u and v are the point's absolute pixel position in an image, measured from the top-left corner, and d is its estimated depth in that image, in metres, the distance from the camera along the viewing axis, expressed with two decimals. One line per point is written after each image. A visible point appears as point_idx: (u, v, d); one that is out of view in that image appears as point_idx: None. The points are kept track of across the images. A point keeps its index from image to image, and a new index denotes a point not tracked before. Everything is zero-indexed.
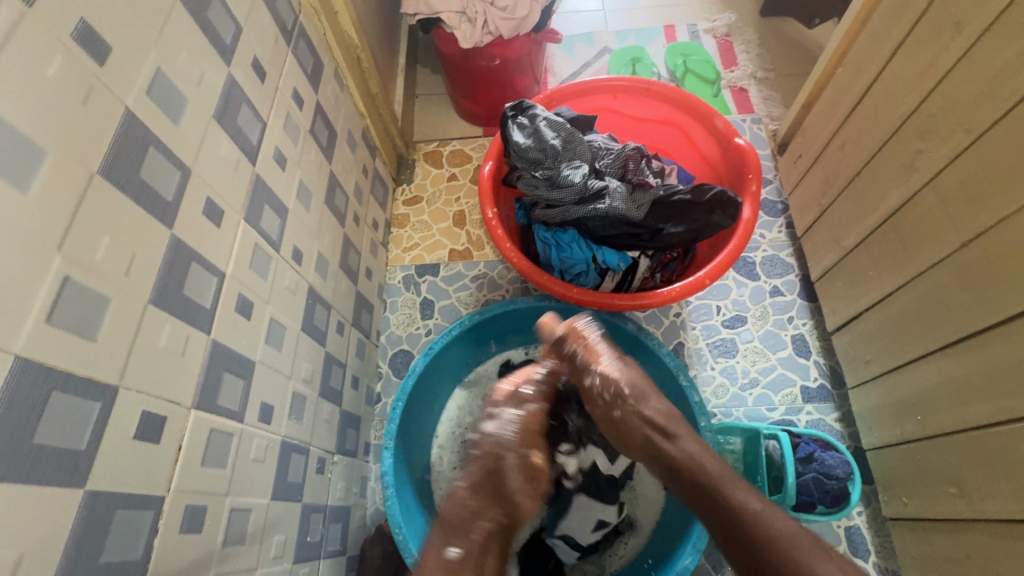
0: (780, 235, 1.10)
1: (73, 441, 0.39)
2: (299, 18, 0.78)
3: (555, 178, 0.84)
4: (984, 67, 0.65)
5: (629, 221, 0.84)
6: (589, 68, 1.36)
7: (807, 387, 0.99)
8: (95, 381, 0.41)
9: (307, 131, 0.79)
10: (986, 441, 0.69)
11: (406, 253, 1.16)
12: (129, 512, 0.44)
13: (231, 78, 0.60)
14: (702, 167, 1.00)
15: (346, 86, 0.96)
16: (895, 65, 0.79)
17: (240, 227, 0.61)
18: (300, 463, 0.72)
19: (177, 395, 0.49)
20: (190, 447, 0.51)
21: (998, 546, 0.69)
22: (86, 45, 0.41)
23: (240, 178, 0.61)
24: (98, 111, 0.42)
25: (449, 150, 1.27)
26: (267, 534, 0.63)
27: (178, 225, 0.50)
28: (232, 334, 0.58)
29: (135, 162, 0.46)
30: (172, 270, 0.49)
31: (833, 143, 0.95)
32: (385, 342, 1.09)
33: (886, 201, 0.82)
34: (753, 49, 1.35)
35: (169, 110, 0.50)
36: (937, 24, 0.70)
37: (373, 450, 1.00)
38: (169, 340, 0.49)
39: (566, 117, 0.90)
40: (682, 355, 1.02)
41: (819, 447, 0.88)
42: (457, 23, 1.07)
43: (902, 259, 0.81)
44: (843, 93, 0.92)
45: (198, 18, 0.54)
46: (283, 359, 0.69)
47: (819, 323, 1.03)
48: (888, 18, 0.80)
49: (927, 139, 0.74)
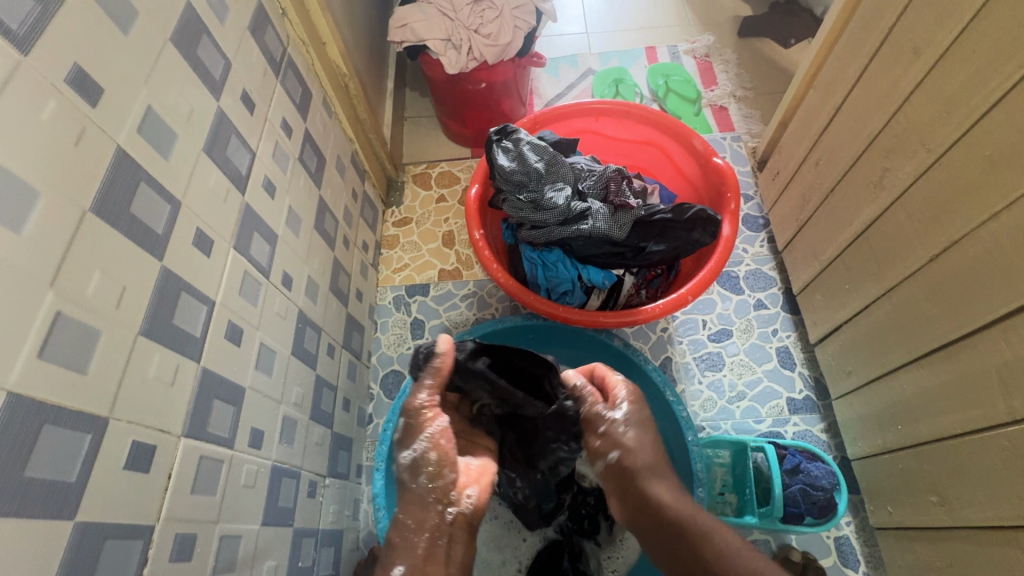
0: (762, 249, 1.13)
1: (63, 473, 0.40)
2: (288, 50, 0.81)
3: (539, 201, 0.86)
4: (940, 90, 0.68)
5: (612, 241, 0.87)
6: (573, 90, 1.40)
7: (793, 398, 1.00)
8: (86, 413, 0.42)
9: (296, 158, 0.81)
10: (962, 449, 0.71)
11: (396, 274, 1.18)
12: (118, 542, 0.44)
13: (220, 110, 0.62)
14: (683, 186, 1.03)
15: (335, 113, 0.98)
16: (861, 87, 0.82)
17: (230, 255, 0.62)
18: (291, 487, 0.73)
19: (167, 423, 0.50)
20: (180, 475, 0.51)
21: (979, 553, 0.70)
22: (79, 88, 0.43)
23: (229, 207, 0.62)
24: (89, 151, 0.43)
25: (438, 172, 1.30)
26: (258, 560, 0.63)
27: (168, 256, 0.52)
28: (221, 361, 0.59)
29: (126, 198, 0.47)
30: (161, 301, 0.50)
31: (808, 161, 0.98)
32: (376, 363, 1.09)
33: (859, 218, 0.85)
34: (731, 69, 1.40)
35: (159, 146, 0.51)
36: (897, 49, 0.74)
37: (365, 471, 1.00)
38: (158, 369, 0.49)
39: (550, 140, 0.93)
40: (670, 370, 1.04)
41: (805, 459, 0.89)
42: (443, 50, 1.10)
43: (876, 272, 0.83)
44: (815, 114, 0.95)
45: (188, 55, 0.56)
46: (273, 384, 0.70)
47: (802, 334, 1.05)
48: (853, 42, 0.84)
49: (892, 157, 0.77)
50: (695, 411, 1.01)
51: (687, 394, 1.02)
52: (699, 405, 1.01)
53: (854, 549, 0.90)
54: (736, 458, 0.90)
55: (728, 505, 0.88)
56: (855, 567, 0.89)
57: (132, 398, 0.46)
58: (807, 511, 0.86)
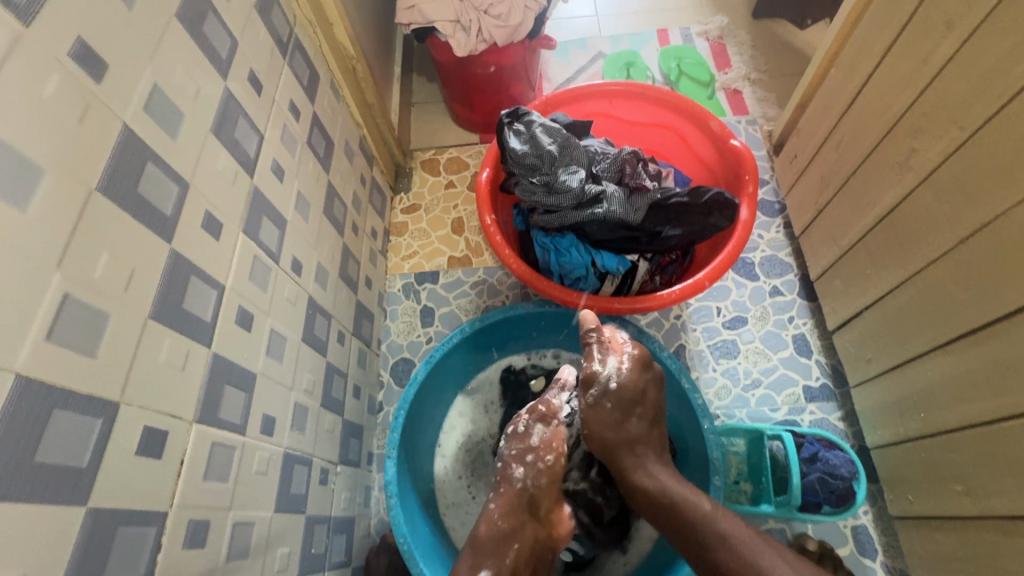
0: (778, 235, 1.11)
1: (74, 458, 0.39)
2: (295, 30, 0.79)
3: (552, 184, 0.84)
4: (973, 65, 0.65)
5: (627, 225, 0.85)
6: (583, 73, 1.37)
7: (809, 386, 0.99)
8: (96, 398, 0.41)
9: (305, 142, 0.80)
10: (990, 438, 0.69)
11: (405, 261, 1.17)
12: (131, 529, 0.43)
13: (227, 90, 0.60)
14: (699, 169, 1.00)
15: (342, 96, 0.96)
16: (887, 65, 0.79)
17: (240, 239, 0.61)
18: (303, 474, 0.72)
19: (179, 409, 0.49)
20: (192, 462, 0.50)
21: (1006, 544, 0.68)
22: (84, 63, 0.41)
23: (238, 190, 0.61)
24: (95, 128, 0.42)
25: (446, 157, 1.28)
26: (271, 547, 0.63)
27: (177, 238, 0.51)
28: (232, 347, 0.58)
29: (134, 178, 0.46)
30: (171, 285, 0.49)
31: (827, 144, 0.96)
32: (386, 351, 1.08)
33: (882, 201, 0.82)
34: (746, 51, 1.36)
35: (166, 125, 0.50)
36: (927, 24, 0.71)
37: (377, 460, 0.99)
38: (168, 354, 0.48)
39: (562, 122, 0.91)
40: (683, 358, 1.02)
41: (824, 447, 0.87)
42: (452, 31, 1.08)
43: (901, 256, 0.81)
44: (837, 94, 0.92)
45: (194, 32, 0.54)
46: (284, 371, 0.69)
47: (819, 322, 1.03)
48: (880, 17, 0.81)
49: (920, 137, 0.74)
50: (709, 399, 0.99)
51: (701, 381, 1.01)
52: (714, 392, 1.00)
53: (872, 538, 0.89)
54: (751, 446, 0.88)
55: (743, 493, 0.88)
56: (872, 557, 0.88)
57: (143, 383, 0.45)
58: (825, 500, 0.84)
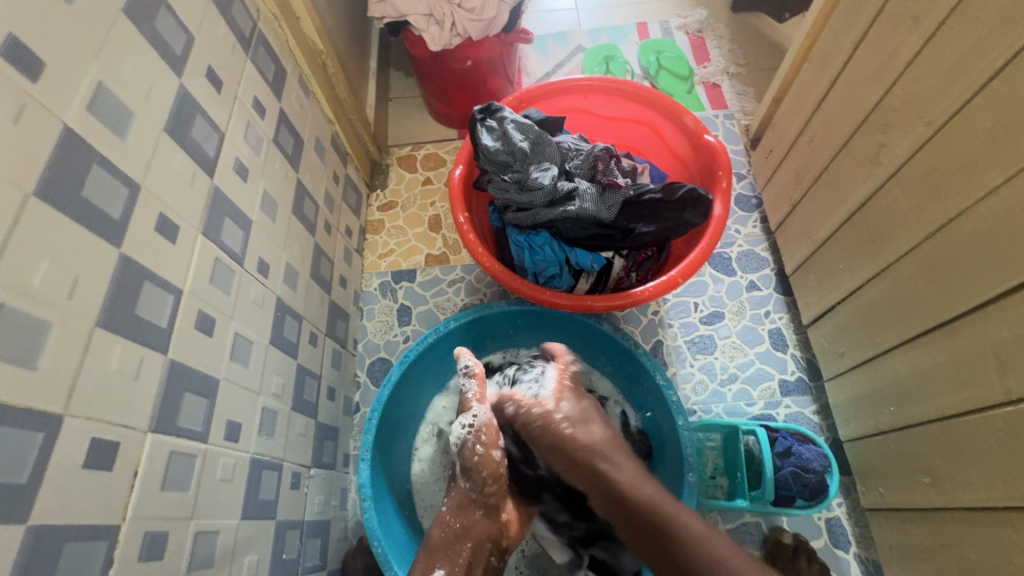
0: (755, 230, 1.11)
1: (12, 474, 0.37)
2: (259, 25, 0.76)
3: (524, 181, 0.84)
4: (939, 61, 0.66)
5: (600, 222, 0.84)
6: (562, 68, 1.35)
7: (785, 380, 0.99)
8: (36, 410, 0.39)
9: (271, 140, 0.78)
10: (955, 430, 0.70)
11: (381, 260, 1.15)
12: (79, 545, 0.42)
13: (183, 88, 0.58)
14: (674, 165, 1.00)
15: (312, 92, 0.94)
16: (858, 60, 0.79)
17: (199, 241, 0.59)
18: (272, 479, 0.71)
19: (132, 419, 0.48)
20: (148, 471, 0.49)
21: (972, 534, 0.69)
22: (16, 60, 0.39)
23: (196, 190, 0.59)
24: (31, 129, 0.40)
25: (424, 154, 1.26)
26: (237, 556, 0.62)
27: (127, 242, 0.49)
28: (191, 352, 0.57)
29: (76, 181, 0.44)
30: (122, 290, 0.48)
31: (801, 138, 0.96)
32: (362, 350, 1.07)
33: (853, 196, 0.83)
34: (725, 44, 1.36)
35: (113, 125, 0.48)
36: (896, 19, 0.71)
37: (353, 461, 0.99)
38: (120, 362, 0.47)
39: (535, 118, 0.89)
40: (660, 354, 1.02)
41: (796, 441, 0.87)
42: (426, 25, 1.06)
43: (872, 250, 0.81)
44: (811, 88, 0.92)
45: (145, 28, 0.52)
46: (250, 376, 0.68)
47: (795, 316, 1.04)
48: (851, 12, 0.81)
49: (890, 132, 0.74)
50: (686, 394, 1.00)
51: (678, 377, 1.01)
52: (691, 388, 1.00)
53: (845, 529, 0.90)
54: (727, 442, 0.89)
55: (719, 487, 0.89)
56: (846, 548, 0.89)
57: (90, 392, 0.44)
58: (799, 494, 0.85)
